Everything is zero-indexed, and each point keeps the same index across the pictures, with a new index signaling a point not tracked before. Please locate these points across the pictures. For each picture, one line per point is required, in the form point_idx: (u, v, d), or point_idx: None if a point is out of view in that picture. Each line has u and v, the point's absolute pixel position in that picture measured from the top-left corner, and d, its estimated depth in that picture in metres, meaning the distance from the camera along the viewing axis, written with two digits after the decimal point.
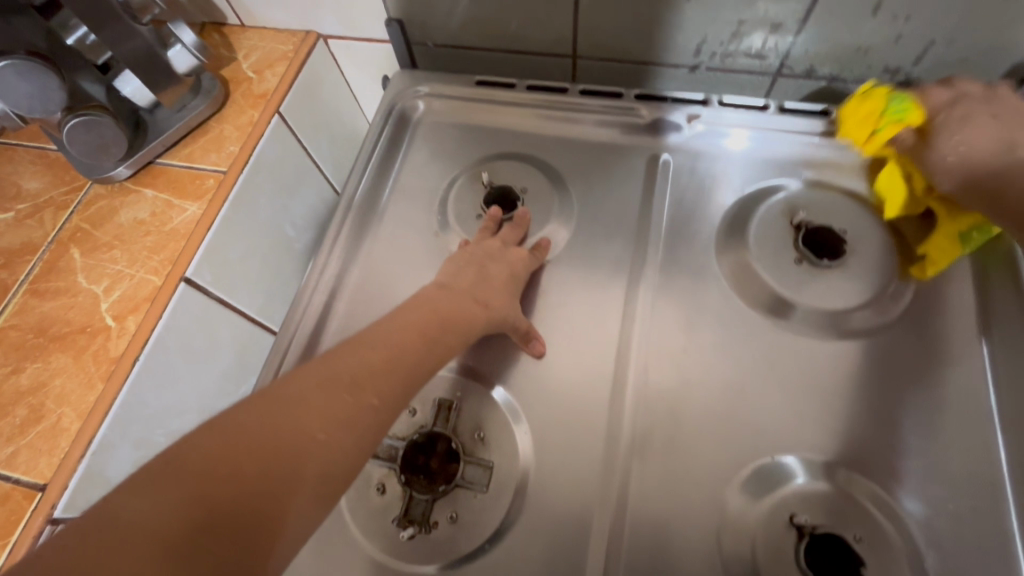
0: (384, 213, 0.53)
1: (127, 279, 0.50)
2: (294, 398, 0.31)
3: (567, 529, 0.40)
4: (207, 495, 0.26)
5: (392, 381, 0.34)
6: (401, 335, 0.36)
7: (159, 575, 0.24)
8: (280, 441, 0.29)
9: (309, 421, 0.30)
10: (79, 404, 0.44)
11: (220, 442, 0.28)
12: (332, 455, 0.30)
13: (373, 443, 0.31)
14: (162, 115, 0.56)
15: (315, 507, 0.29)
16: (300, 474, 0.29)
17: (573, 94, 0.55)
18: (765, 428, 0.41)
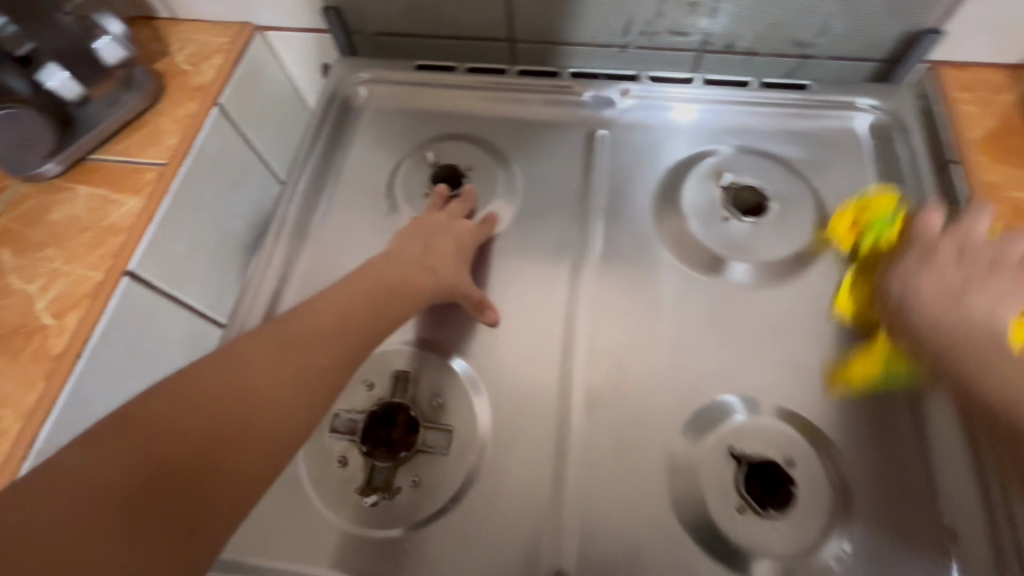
0: (332, 198, 0.54)
1: (64, 276, 0.48)
2: (242, 360, 0.33)
3: (527, 484, 0.41)
4: (158, 447, 0.29)
5: (340, 341, 0.36)
6: (348, 300, 0.38)
7: (111, 515, 0.26)
8: (229, 399, 0.31)
9: (257, 379, 0.32)
10: (19, 405, 0.43)
11: (170, 400, 0.30)
12: (280, 408, 0.32)
13: (320, 397, 0.34)
14: (92, 110, 0.54)
15: (267, 458, 0.31)
16: (249, 426, 0.31)
17: (512, 75, 0.57)
18: (705, 374, 0.44)
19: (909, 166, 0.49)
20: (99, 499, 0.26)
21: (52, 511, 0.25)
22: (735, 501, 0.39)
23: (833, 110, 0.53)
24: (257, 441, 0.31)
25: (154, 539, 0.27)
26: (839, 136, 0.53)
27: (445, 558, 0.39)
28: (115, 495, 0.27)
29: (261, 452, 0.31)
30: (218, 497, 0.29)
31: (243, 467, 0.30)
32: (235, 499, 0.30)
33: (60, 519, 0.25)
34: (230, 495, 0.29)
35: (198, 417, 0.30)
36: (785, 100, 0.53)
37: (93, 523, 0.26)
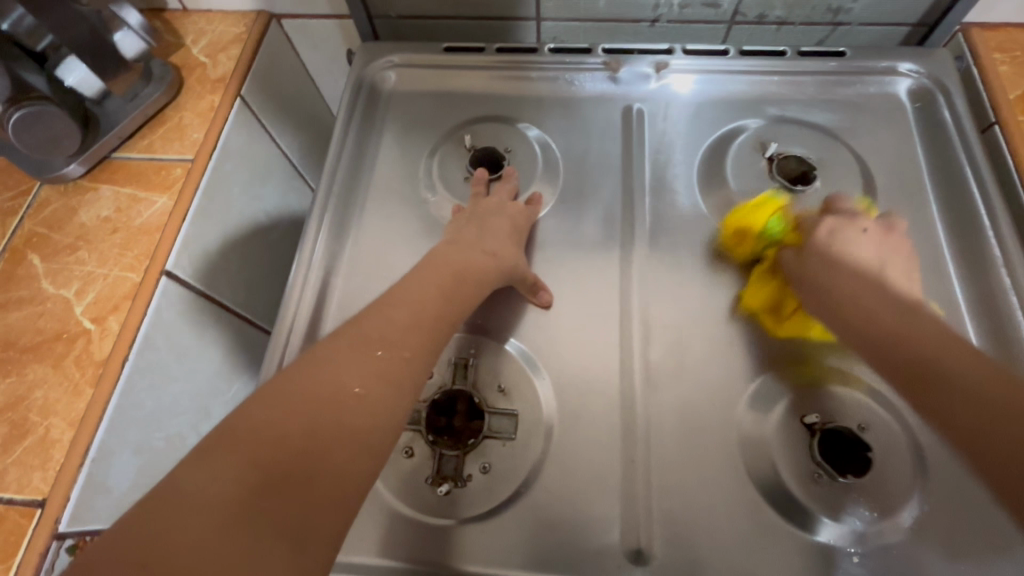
0: (368, 188, 0.53)
1: (100, 279, 0.46)
2: (329, 360, 0.33)
3: (597, 468, 0.41)
4: (262, 454, 0.29)
5: (418, 335, 0.37)
6: (420, 293, 0.39)
7: (232, 530, 0.26)
8: (321, 402, 0.32)
9: (346, 376, 0.33)
10: (68, 413, 0.41)
11: (268, 409, 0.31)
12: (372, 405, 0.33)
13: (408, 391, 0.34)
14: (112, 106, 0.52)
15: (366, 456, 0.31)
16: (345, 426, 0.31)
17: (543, 53, 0.56)
18: (767, 349, 0.44)
19: (952, 128, 0.50)
20: (214, 510, 0.26)
21: (175, 529, 0.26)
22: (810, 470, 0.39)
23: (871, 76, 0.53)
24: (354, 441, 0.31)
25: (274, 549, 0.27)
26: (878, 102, 0.52)
27: (521, 545, 0.39)
28: (231, 506, 0.27)
29: (361, 452, 0.31)
30: (325, 501, 0.29)
31: (346, 467, 0.30)
32: (343, 498, 0.30)
33: (182, 533, 0.26)
34: (337, 498, 0.30)
35: (297, 424, 0.30)
36: (823, 68, 0.53)
37: (218, 538, 0.26)
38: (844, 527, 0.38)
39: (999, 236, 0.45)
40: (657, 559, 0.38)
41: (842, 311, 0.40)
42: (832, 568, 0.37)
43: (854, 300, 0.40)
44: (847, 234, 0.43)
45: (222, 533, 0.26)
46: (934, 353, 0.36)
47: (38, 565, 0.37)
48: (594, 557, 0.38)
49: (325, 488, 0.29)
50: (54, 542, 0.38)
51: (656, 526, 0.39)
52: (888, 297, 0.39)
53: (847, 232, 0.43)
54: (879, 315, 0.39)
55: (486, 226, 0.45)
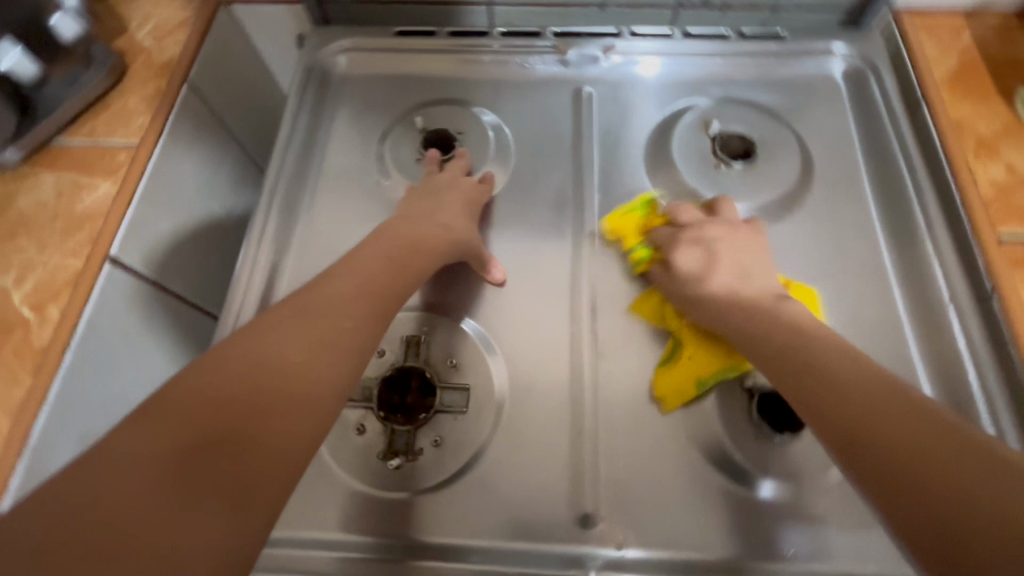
0: (320, 170, 0.52)
1: (40, 266, 0.45)
2: (269, 331, 0.33)
3: (547, 437, 0.42)
4: (197, 419, 0.29)
5: (363, 306, 0.37)
6: (366, 266, 0.39)
7: (165, 493, 0.26)
8: (264, 368, 0.32)
9: (287, 346, 0.33)
10: (6, 401, 0.40)
11: (206, 377, 0.31)
12: (313, 373, 0.33)
13: (350, 361, 0.34)
14: (51, 92, 0.50)
15: (306, 424, 0.32)
16: (285, 394, 0.31)
17: (495, 37, 0.56)
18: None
19: (883, 106, 0.52)
20: (147, 474, 0.27)
21: (107, 492, 0.26)
22: (749, 431, 0.40)
23: (808, 57, 0.55)
24: (297, 405, 0.31)
25: (207, 506, 0.27)
26: (814, 82, 0.55)
27: (475, 512, 0.39)
28: (165, 470, 0.27)
29: (301, 417, 0.31)
30: (264, 463, 0.29)
31: (286, 433, 0.31)
32: (281, 464, 0.30)
33: (115, 495, 0.26)
34: (277, 459, 0.30)
35: (235, 386, 0.30)
36: (763, 51, 0.55)
37: (151, 502, 0.26)
38: (780, 483, 0.39)
39: (924, 205, 0.47)
40: (606, 522, 0.39)
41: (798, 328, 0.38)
42: (771, 523, 0.39)
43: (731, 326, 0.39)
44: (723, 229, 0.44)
45: (156, 496, 0.26)
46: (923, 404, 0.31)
47: None
48: (543, 522, 0.39)
49: (265, 450, 0.30)
50: None
51: (605, 490, 0.40)
52: (831, 341, 0.36)
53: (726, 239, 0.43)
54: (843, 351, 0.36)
55: (436, 203, 0.46)
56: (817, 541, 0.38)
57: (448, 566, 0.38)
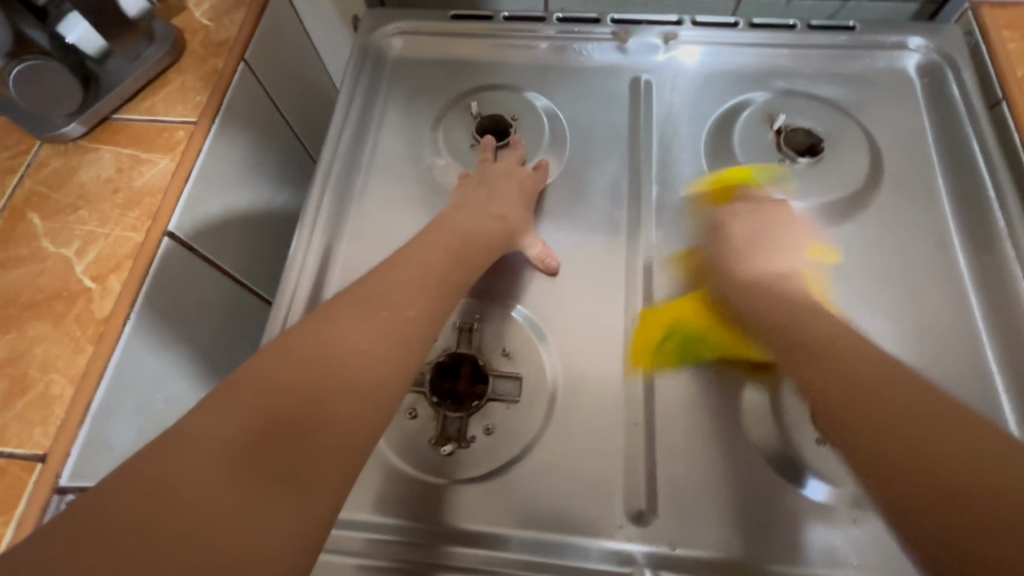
0: (373, 153, 0.52)
1: (101, 238, 0.46)
2: (337, 319, 0.34)
3: (601, 431, 0.41)
4: (265, 405, 0.29)
5: (425, 296, 0.37)
6: (427, 256, 0.39)
7: (234, 476, 0.27)
8: (318, 365, 0.31)
9: (351, 334, 0.33)
10: (69, 369, 0.41)
11: (276, 364, 0.31)
12: (375, 362, 0.33)
13: (411, 351, 0.34)
14: (114, 66, 0.51)
15: (369, 412, 0.31)
16: (349, 381, 0.31)
17: (552, 23, 0.55)
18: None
19: (959, 103, 0.50)
20: (218, 458, 0.27)
21: (181, 473, 0.26)
22: (813, 435, 0.39)
23: (879, 51, 0.53)
24: (360, 394, 0.31)
25: (275, 491, 0.27)
26: (885, 76, 0.52)
27: (525, 503, 0.39)
28: (234, 454, 0.27)
29: (363, 406, 0.31)
30: (330, 451, 0.29)
31: (350, 421, 0.30)
32: (345, 451, 0.30)
33: (188, 476, 0.26)
34: (341, 447, 0.30)
35: (299, 375, 0.31)
36: (831, 43, 0.53)
37: (221, 485, 0.26)
38: (845, 492, 0.38)
39: (1004, 209, 0.45)
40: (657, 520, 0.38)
41: (792, 310, 0.40)
42: (834, 531, 0.37)
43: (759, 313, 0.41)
44: (758, 212, 0.46)
45: (225, 478, 0.26)
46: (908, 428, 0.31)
47: (39, 518, 0.37)
48: (595, 517, 0.39)
49: (320, 446, 0.29)
50: (55, 496, 0.38)
51: (661, 489, 0.39)
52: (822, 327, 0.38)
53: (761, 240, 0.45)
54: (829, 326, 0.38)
55: (491, 193, 0.46)
56: (884, 553, 0.37)
57: (488, 555, 0.38)
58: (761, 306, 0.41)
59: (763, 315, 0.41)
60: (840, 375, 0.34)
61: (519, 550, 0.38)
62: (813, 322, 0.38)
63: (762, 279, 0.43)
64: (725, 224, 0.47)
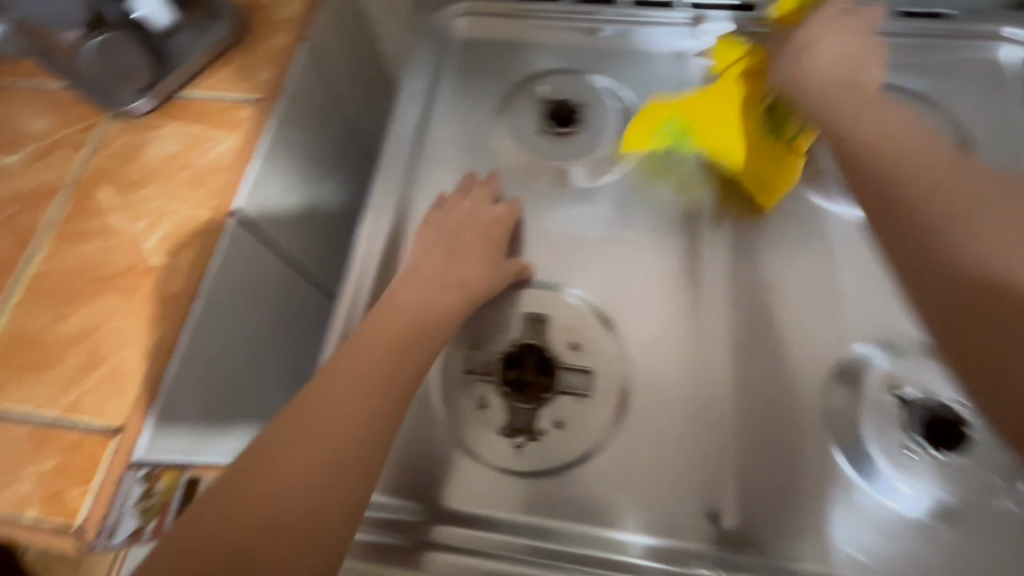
0: (437, 135, 0.51)
1: (169, 216, 0.46)
2: (308, 405, 0.36)
3: (674, 431, 0.39)
4: (248, 499, 0.32)
5: (394, 365, 0.38)
6: (411, 312, 0.40)
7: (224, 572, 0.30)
8: (301, 451, 0.34)
9: (321, 420, 0.35)
10: (141, 345, 0.41)
11: (257, 457, 0.34)
12: (346, 441, 0.35)
13: (376, 425, 0.36)
14: (181, 42, 0.51)
15: (345, 490, 0.34)
16: (324, 468, 0.34)
17: (624, 6, 0.53)
18: (846, 325, 0.41)
19: None
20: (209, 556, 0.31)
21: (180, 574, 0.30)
22: (900, 445, 0.37)
23: (973, 41, 0.50)
24: (334, 475, 0.34)
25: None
26: (978, 68, 0.49)
27: (594, 500, 0.38)
28: (221, 551, 0.31)
29: (340, 486, 0.34)
30: (307, 535, 0.32)
31: (329, 504, 0.33)
32: (323, 532, 0.33)
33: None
34: (320, 530, 0.33)
35: (279, 466, 0.33)
36: (920, 33, 0.50)
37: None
38: (934, 506, 0.36)
39: None
40: (683, 514, 0.38)
41: (836, 103, 0.36)
42: (922, 544, 0.36)
43: (814, 90, 0.38)
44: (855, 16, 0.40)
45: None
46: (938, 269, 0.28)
47: (115, 492, 0.37)
48: (667, 518, 0.38)
49: (303, 531, 0.32)
50: (129, 471, 0.38)
51: (737, 493, 0.38)
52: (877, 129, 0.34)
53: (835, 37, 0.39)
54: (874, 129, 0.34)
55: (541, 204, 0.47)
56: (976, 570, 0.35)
57: (483, 537, 0.38)
58: (826, 92, 0.37)
59: (825, 109, 0.37)
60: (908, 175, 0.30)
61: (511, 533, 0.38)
62: (873, 122, 0.34)
63: (835, 60, 0.38)
64: (802, 26, 0.41)
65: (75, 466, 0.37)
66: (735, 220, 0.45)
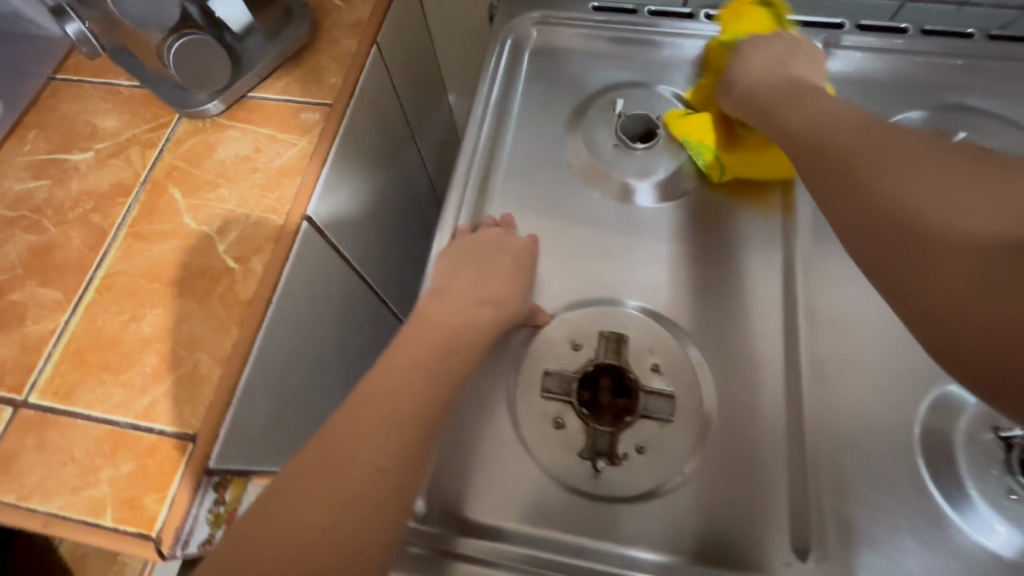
0: (508, 145, 0.50)
1: (242, 219, 0.45)
2: (326, 432, 0.34)
3: (759, 461, 0.38)
4: (275, 535, 0.30)
5: (413, 384, 0.36)
6: (435, 333, 0.38)
7: None
8: (363, 437, 0.33)
9: (342, 447, 0.33)
10: (215, 350, 0.41)
11: (279, 489, 0.32)
12: (372, 467, 0.33)
13: (400, 446, 0.33)
14: (255, 43, 0.50)
15: (375, 516, 0.32)
16: (353, 497, 0.32)
17: (700, 20, 0.53)
18: (922, 359, 0.40)
19: None
20: None
21: None
22: (1003, 489, 0.35)
23: None
24: (360, 504, 0.32)
25: None
26: None
27: (676, 530, 0.37)
28: None
29: (368, 515, 0.32)
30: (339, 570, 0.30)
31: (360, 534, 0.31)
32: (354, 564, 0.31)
33: None
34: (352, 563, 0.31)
35: (304, 499, 0.31)
36: (1007, 56, 0.49)
37: None
38: None
39: None
40: (717, 538, 0.37)
41: (778, 97, 0.41)
42: None
43: (750, 101, 0.43)
44: (786, 45, 0.45)
45: None
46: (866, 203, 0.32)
47: (192, 498, 0.37)
48: (754, 552, 0.37)
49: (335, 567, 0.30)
50: (205, 478, 0.38)
51: (829, 531, 0.36)
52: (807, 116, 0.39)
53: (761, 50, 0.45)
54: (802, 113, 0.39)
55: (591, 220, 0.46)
56: None
57: (500, 548, 0.38)
58: (757, 101, 0.42)
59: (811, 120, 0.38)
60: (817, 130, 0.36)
61: (529, 545, 0.38)
62: (797, 112, 0.39)
63: (761, 75, 0.43)
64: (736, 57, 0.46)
65: (151, 470, 0.37)
66: (811, 245, 0.44)
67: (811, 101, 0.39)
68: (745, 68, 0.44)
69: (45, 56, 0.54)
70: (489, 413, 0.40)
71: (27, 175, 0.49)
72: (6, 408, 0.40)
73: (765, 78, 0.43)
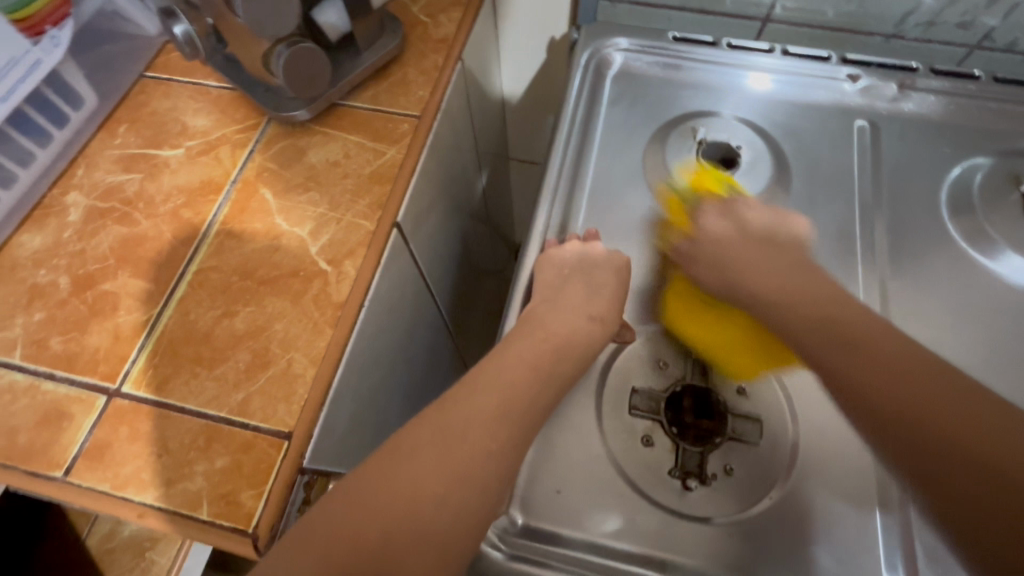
0: (591, 166, 0.51)
1: (334, 222, 0.46)
2: (448, 402, 0.37)
3: (845, 491, 0.39)
4: (395, 490, 0.33)
5: (527, 374, 0.39)
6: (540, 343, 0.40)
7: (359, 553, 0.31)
8: (478, 420, 0.36)
9: (462, 418, 0.36)
10: (309, 350, 0.41)
11: (398, 454, 0.34)
12: (487, 440, 0.35)
13: (511, 427, 0.36)
14: (349, 53, 0.52)
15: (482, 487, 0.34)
16: (469, 466, 0.34)
17: (778, 54, 0.54)
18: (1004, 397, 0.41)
19: None
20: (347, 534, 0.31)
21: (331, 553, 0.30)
22: None
23: None
24: (472, 473, 0.34)
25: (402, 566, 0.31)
26: None
27: (759, 552, 0.37)
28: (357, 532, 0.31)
29: (476, 485, 0.34)
30: (444, 529, 0.32)
31: (467, 500, 0.33)
32: (458, 529, 0.33)
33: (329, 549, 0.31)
34: (457, 527, 0.33)
35: (427, 464, 0.34)
36: None
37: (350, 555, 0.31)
38: None
39: None
40: (804, 564, 0.37)
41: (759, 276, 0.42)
42: None
43: (735, 270, 0.43)
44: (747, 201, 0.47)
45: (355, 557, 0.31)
46: (949, 433, 0.31)
47: (286, 496, 0.37)
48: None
49: (440, 530, 0.32)
50: (298, 476, 0.38)
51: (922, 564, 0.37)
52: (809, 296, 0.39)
53: (717, 209, 0.46)
54: (814, 309, 0.39)
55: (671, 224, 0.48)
56: None
57: (568, 554, 0.38)
58: (742, 273, 0.43)
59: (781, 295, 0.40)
60: (825, 326, 0.38)
61: (595, 552, 0.38)
62: (799, 292, 0.40)
63: (732, 243, 0.44)
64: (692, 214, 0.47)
65: (247, 467, 0.38)
66: (895, 280, 0.46)
67: (806, 273, 0.41)
68: (706, 231, 0.46)
69: (140, 54, 0.55)
70: (575, 426, 0.41)
71: (118, 168, 0.50)
72: (99, 396, 0.40)
73: (731, 247, 0.44)
